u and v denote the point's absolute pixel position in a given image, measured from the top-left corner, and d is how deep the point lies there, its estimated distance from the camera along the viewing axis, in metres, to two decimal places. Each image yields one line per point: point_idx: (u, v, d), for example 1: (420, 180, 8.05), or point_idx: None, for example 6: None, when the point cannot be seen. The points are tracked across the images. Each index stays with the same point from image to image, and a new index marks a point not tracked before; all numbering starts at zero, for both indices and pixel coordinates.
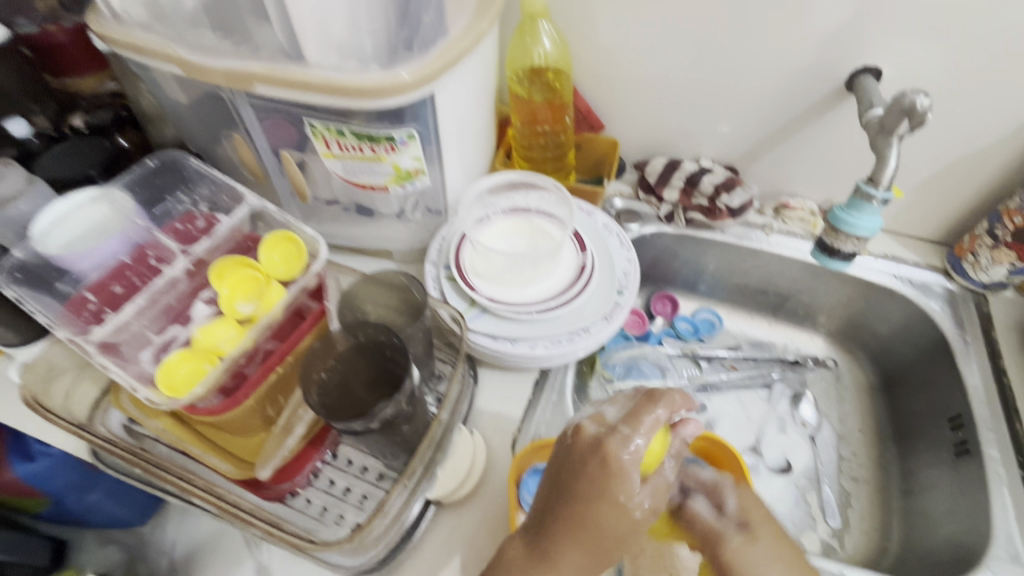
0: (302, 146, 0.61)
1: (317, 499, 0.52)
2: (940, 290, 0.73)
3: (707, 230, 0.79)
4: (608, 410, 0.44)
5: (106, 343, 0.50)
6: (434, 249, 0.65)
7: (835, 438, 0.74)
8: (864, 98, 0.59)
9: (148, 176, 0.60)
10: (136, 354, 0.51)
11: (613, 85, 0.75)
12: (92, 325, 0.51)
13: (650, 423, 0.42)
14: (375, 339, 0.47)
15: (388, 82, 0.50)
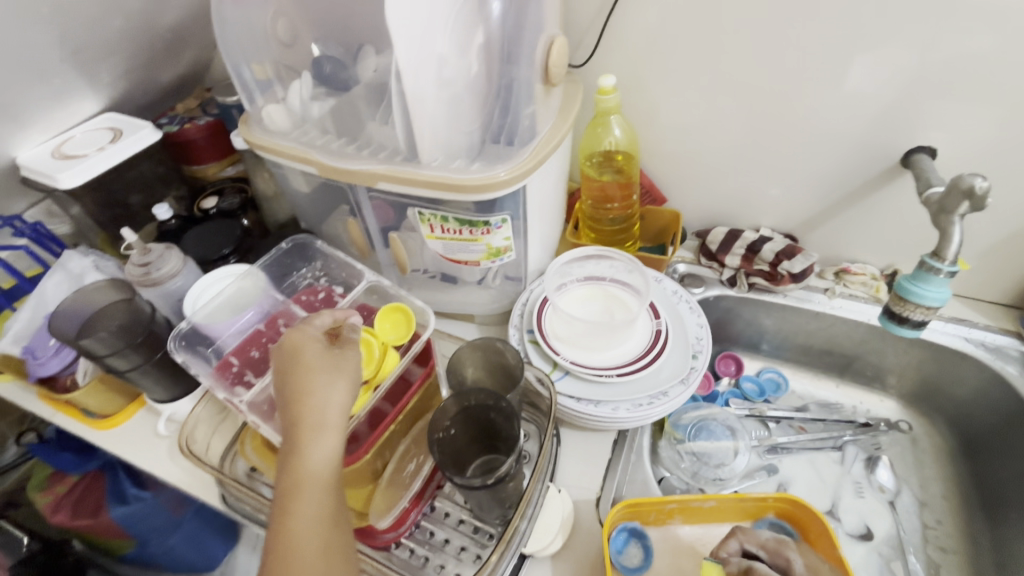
0: (398, 225, 0.70)
1: (419, 548, 0.58)
2: (1016, 354, 0.73)
3: (769, 293, 0.83)
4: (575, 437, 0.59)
5: (253, 403, 0.57)
6: (516, 313, 0.72)
7: (916, 505, 0.74)
8: (922, 176, 0.63)
9: (280, 256, 0.71)
10: (276, 413, 0.58)
11: (676, 164, 0.82)
12: (237, 387, 0.58)
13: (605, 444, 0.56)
14: (482, 403, 0.53)
15: (488, 180, 0.58)
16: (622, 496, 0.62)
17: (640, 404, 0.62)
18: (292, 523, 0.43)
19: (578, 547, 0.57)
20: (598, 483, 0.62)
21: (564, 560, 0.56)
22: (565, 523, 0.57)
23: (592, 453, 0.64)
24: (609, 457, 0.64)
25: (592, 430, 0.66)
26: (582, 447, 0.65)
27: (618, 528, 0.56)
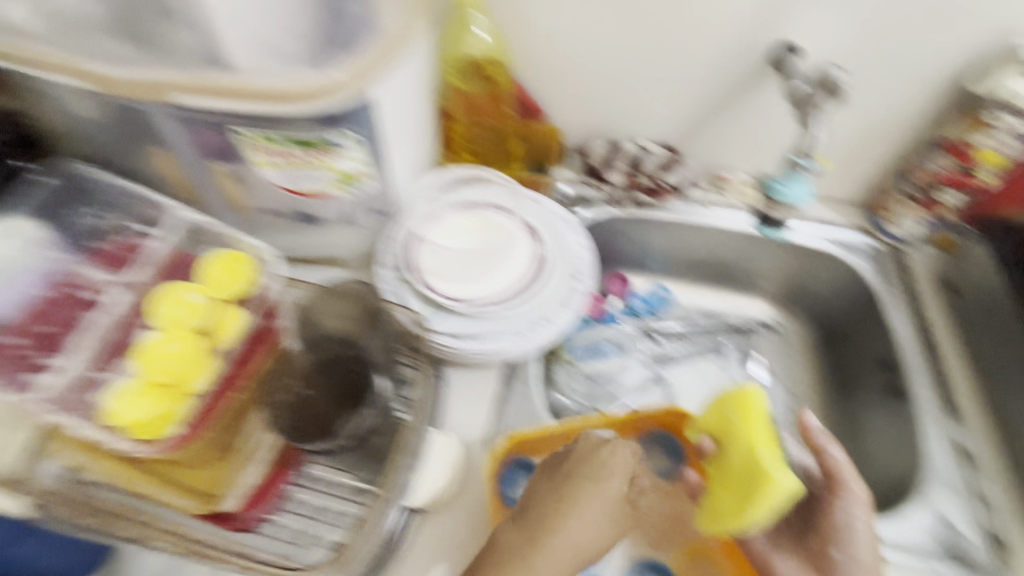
0: (232, 156, 0.57)
1: (291, 522, 0.51)
2: (864, 248, 0.78)
3: (652, 209, 0.81)
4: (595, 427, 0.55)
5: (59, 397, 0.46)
6: (385, 252, 0.62)
7: (786, 394, 0.79)
8: (790, 75, 0.62)
9: (59, 203, 0.57)
10: (89, 399, 0.46)
11: (551, 73, 0.74)
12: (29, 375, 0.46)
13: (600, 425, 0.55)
14: (333, 355, 0.48)
15: (321, 84, 0.48)
16: (512, 430, 0.59)
17: (523, 331, 0.59)
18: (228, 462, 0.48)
19: (470, 492, 0.54)
20: (487, 420, 0.59)
21: (454, 504, 0.53)
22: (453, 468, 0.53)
23: (479, 389, 0.61)
24: (497, 391, 0.61)
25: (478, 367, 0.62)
26: (469, 385, 0.61)
27: (507, 465, 0.54)
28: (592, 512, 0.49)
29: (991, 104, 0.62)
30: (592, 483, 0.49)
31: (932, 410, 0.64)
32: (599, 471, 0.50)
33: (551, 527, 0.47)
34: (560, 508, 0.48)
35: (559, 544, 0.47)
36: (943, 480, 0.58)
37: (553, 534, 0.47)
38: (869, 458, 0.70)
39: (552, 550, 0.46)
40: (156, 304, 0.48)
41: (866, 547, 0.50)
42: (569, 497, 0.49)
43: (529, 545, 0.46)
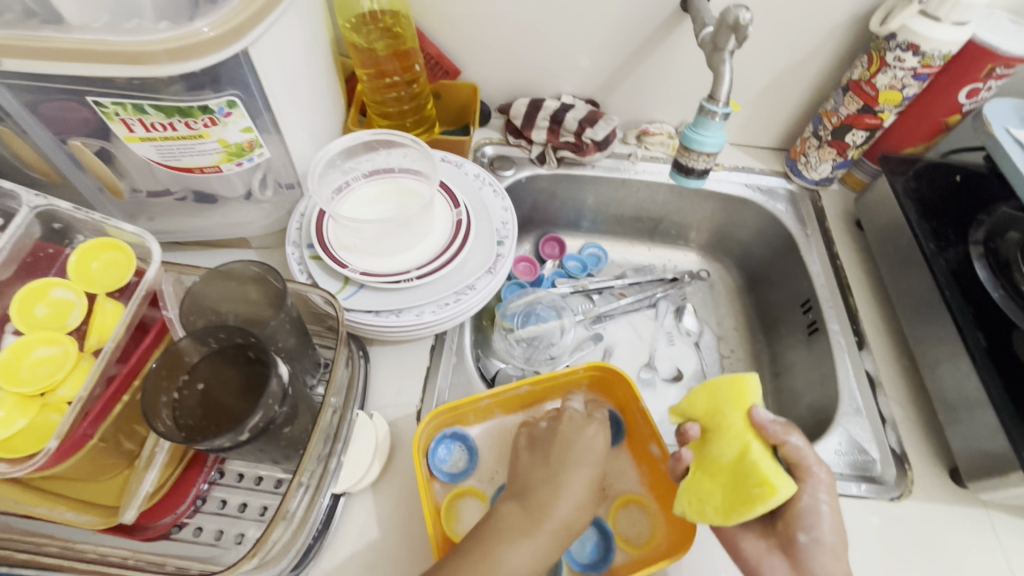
0: (106, 134, 0.50)
1: (209, 523, 0.48)
2: (784, 192, 0.80)
3: (578, 166, 0.80)
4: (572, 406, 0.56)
5: None
6: (293, 228, 0.59)
7: (715, 339, 0.82)
8: (697, 18, 0.61)
9: None
10: None
11: (459, 27, 0.72)
12: None
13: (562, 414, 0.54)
14: (232, 343, 0.42)
15: (176, 40, 0.42)
16: (444, 402, 0.58)
17: (447, 303, 0.56)
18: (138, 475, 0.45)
19: (401, 471, 0.53)
20: (418, 395, 0.57)
21: (387, 483, 0.52)
22: (381, 448, 0.52)
23: (409, 364, 0.59)
24: (428, 364, 0.59)
25: (406, 341, 0.60)
26: (397, 360, 0.59)
27: (436, 440, 0.53)
28: (575, 479, 0.48)
29: (893, 43, 0.60)
30: (569, 455, 0.50)
31: (842, 343, 0.66)
32: (575, 443, 0.51)
33: (546, 501, 0.47)
34: (552, 481, 0.48)
35: (558, 517, 0.46)
36: (851, 406, 0.61)
37: (558, 502, 0.47)
38: (789, 393, 0.73)
39: (555, 516, 0.46)
40: (21, 310, 0.43)
41: (830, 528, 0.44)
42: (558, 473, 0.49)
43: (528, 520, 0.45)
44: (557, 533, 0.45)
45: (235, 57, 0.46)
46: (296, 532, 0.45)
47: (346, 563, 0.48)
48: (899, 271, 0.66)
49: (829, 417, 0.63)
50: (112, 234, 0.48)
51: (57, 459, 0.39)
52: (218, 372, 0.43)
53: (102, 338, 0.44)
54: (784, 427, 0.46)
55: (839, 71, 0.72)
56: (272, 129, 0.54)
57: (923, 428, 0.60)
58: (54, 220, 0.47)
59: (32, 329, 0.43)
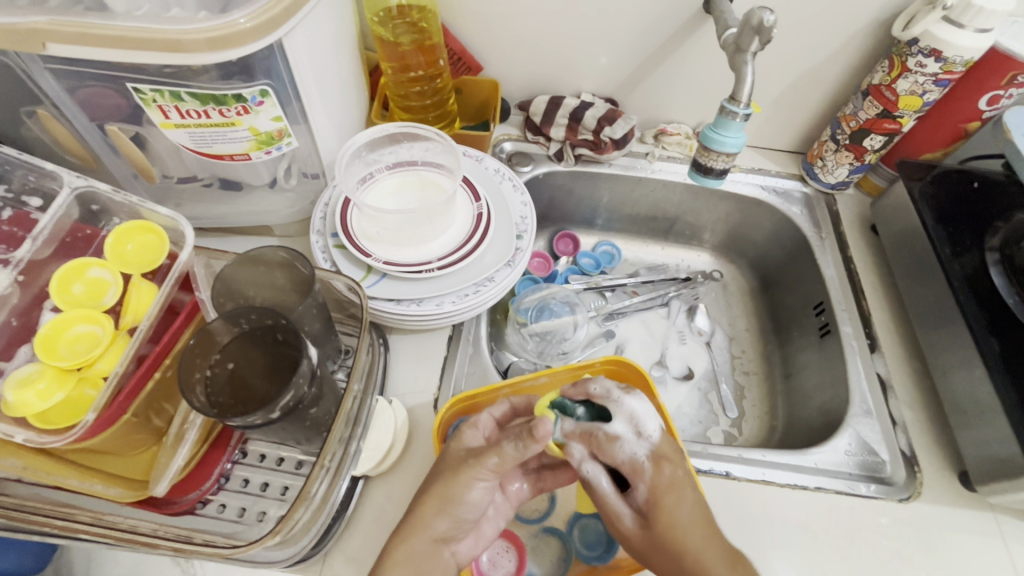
0: (139, 119, 0.51)
1: (232, 501, 0.49)
2: (799, 195, 0.80)
3: (595, 164, 0.80)
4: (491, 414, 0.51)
5: None
6: (317, 217, 0.61)
7: (727, 340, 0.83)
8: (720, 20, 0.61)
9: None
10: None
11: (483, 24, 0.73)
12: None
13: (484, 421, 0.50)
14: (261, 324, 0.44)
15: (215, 29, 0.43)
16: (460, 391, 0.59)
17: (466, 294, 0.57)
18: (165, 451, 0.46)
19: (417, 457, 0.54)
20: (435, 383, 0.58)
21: (403, 468, 0.53)
22: (398, 435, 0.53)
23: (426, 354, 0.60)
24: (445, 354, 0.60)
25: (424, 330, 0.61)
26: (415, 349, 0.60)
27: (453, 427, 0.54)
28: (466, 452, 0.47)
29: (914, 48, 0.60)
30: (466, 452, 0.46)
31: (854, 346, 0.67)
32: (506, 452, 0.44)
33: (442, 502, 0.44)
34: (449, 475, 0.45)
35: (432, 527, 0.43)
36: (861, 408, 0.62)
37: (450, 504, 0.44)
38: (799, 394, 0.73)
39: (447, 511, 0.44)
40: (59, 287, 0.45)
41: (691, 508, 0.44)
42: (449, 459, 0.47)
43: (413, 516, 0.44)
44: (435, 533, 0.43)
45: (269, 47, 0.47)
46: (317, 511, 0.46)
47: (363, 544, 0.50)
48: (913, 277, 0.67)
49: (839, 418, 0.63)
50: (147, 217, 0.49)
51: (92, 433, 0.41)
52: (245, 354, 0.44)
53: (137, 317, 0.45)
54: (632, 467, 0.45)
55: (859, 75, 0.72)
56: (300, 119, 0.55)
57: (932, 431, 0.60)
58: (93, 201, 0.49)
59: (68, 306, 0.44)
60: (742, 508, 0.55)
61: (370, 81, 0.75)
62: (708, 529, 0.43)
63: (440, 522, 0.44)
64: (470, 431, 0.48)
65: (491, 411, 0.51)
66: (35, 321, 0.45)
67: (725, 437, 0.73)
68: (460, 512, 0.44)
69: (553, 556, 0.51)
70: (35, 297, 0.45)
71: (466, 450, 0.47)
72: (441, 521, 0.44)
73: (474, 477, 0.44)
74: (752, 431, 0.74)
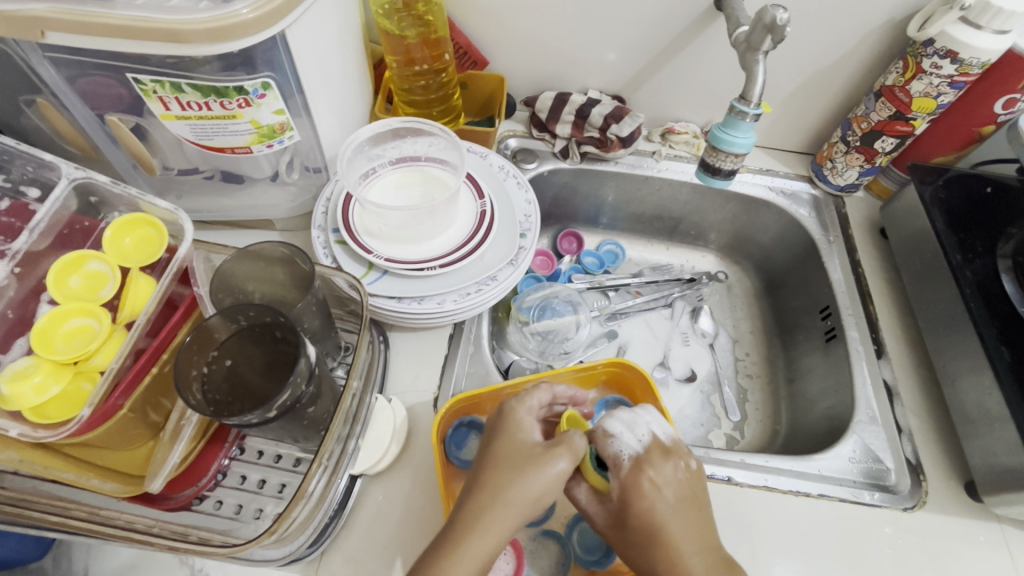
0: (139, 110, 0.50)
1: (229, 497, 0.49)
2: (807, 197, 0.79)
3: (601, 162, 0.79)
4: (540, 402, 0.48)
5: None
6: (319, 212, 0.60)
7: (731, 342, 0.82)
8: (732, 18, 0.60)
9: None
10: None
11: (489, 18, 0.72)
12: None
13: (534, 410, 0.47)
14: (260, 321, 0.43)
15: (218, 19, 0.42)
16: (460, 391, 0.58)
17: (468, 293, 0.56)
18: (160, 446, 0.46)
19: (416, 457, 0.53)
20: (435, 382, 0.58)
21: (401, 468, 0.53)
22: (398, 434, 0.53)
23: (427, 352, 0.60)
24: (445, 352, 0.60)
25: (425, 328, 0.61)
26: (416, 348, 0.60)
27: (453, 427, 0.53)
28: (534, 445, 0.43)
29: (930, 49, 0.59)
30: (535, 446, 0.43)
31: (860, 351, 0.66)
32: (577, 443, 0.43)
33: (510, 496, 0.40)
34: (520, 469, 0.41)
35: (508, 526, 0.39)
36: (866, 414, 0.61)
37: (520, 495, 0.40)
38: (802, 398, 0.73)
39: (521, 505, 0.40)
40: (56, 279, 0.44)
41: (681, 525, 0.41)
42: (512, 450, 0.43)
43: (479, 515, 0.39)
44: (507, 531, 0.39)
45: (271, 38, 0.47)
46: (314, 510, 0.45)
47: (361, 544, 0.49)
48: (923, 282, 0.66)
49: (844, 424, 0.62)
50: (146, 210, 0.49)
51: (88, 428, 0.40)
52: (243, 350, 0.44)
53: (134, 311, 0.44)
54: (614, 460, 0.44)
55: (872, 76, 0.71)
56: (303, 112, 0.54)
57: (938, 440, 0.59)
58: (91, 193, 0.48)
59: (64, 301, 0.44)
60: (743, 514, 0.54)
61: (374, 74, 0.74)
62: (687, 524, 0.42)
63: (514, 512, 0.40)
64: (527, 421, 0.46)
65: (542, 398, 0.49)
66: (31, 314, 0.44)
67: (727, 441, 0.72)
68: (536, 503, 0.40)
69: (552, 560, 0.51)
70: (32, 289, 0.45)
71: (532, 446, 0.43)
72: (516, 518, 0.40)
73: (553, 470, 0.41)
74: (754, 435, 0.73)
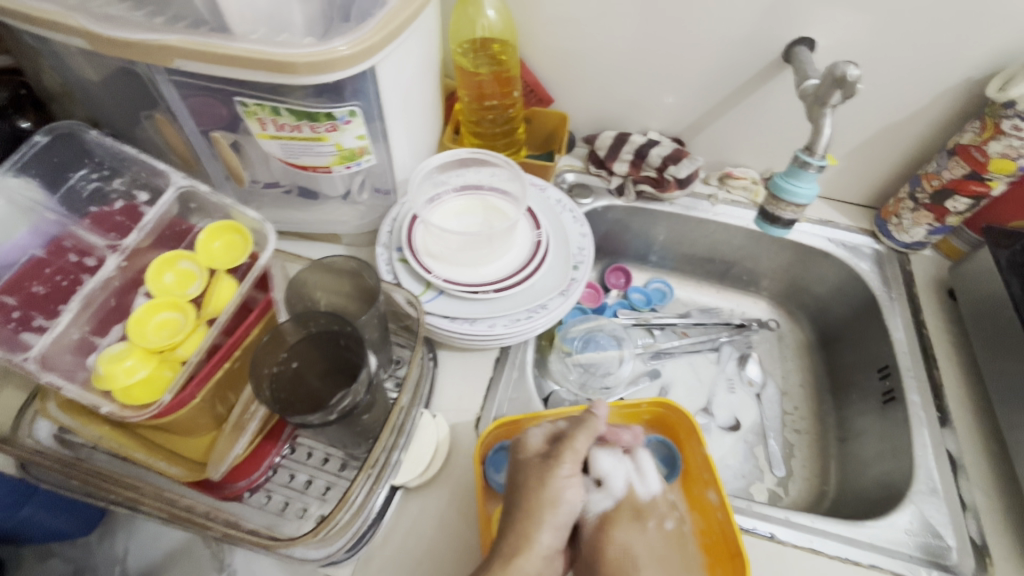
0: (235, 127, 0.56)
1: (277, 493, 0.51)
2: (869, 251, 0.77)
3: (656, 202, 0.80)
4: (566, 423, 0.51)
5: (48, 358, 0.44)
6: (384, 231, 0.64)
7: (779, 394, 0.79)
8: (800, 70, 0.61)
9: (41, 154, 0.51)
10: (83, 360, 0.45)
11: (558, 59, 0.75)
12: (25, 337, 0.44)
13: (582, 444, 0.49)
14: (328, 329, 0.45)
15: (320, 55, 0.47)
16: (502, 415, 0.59)
17: (518, 319, 0.58)
18: (221, 436, 0.49)
19: (454, 475, 0.54)
20: (479, 403, 0.59)
21: (440, 485, 0.54)
22: (439, 449, 0.54)
23: (472, 373, 0.61)
24: (490, 375, 0.61)
25: (472, 350, 0.62)
26: (461, 368, 0.61)
27: (494, 449, 0.54)
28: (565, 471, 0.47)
29: (1011, 111, 0.57)
30: (560, 469, 0.47)
31: (921, 417, 0.62)
32: (578, 444, 0.49)
33: (546, 510, 0.45)
34: (541, 489, 0.46)
35: (541, 543, 0.44)
36: (927, 485, 0.58)
37: (554, 512, 0.46)
38: (855, 460, 0.69)
39: (556, 526, 0.45)
40: (154, 274, 0.49)
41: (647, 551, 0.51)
42: (553, 484, 0.46)
43: (520, 543, 0.43)
44: (544, 548, 0.44)
45: (362, 72, 0.51)
46: (354, 517, 0.47)
47: (396, 554, 0.50)
48: (994, 350, 0.62)
49: (900, 493, 0.59)
50: (236, 217, 0.53)
51: (167, 412, 0.44)
52: (307, 355, 0.46)
53: (217, 309, 0.48)
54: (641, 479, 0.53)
55: (946, 133, 0.69)
56: (381, 138, 0.59)
57: (1006, 523, 0.55)
58: (192, 200, 0.53)
59: (157, 294, 0.48)
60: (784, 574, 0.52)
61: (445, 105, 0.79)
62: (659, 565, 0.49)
63: (546, 536, 0.45)
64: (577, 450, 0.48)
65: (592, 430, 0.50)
66: (128, 303, 0.49)
67: (770, 496, 0.70)
68: (560, 519, 0.46)
69: None
70: (131, 280, 0.50)
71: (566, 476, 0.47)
72: (548, 536, 0.45)
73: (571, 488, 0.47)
74: (799, 493, 0.70)
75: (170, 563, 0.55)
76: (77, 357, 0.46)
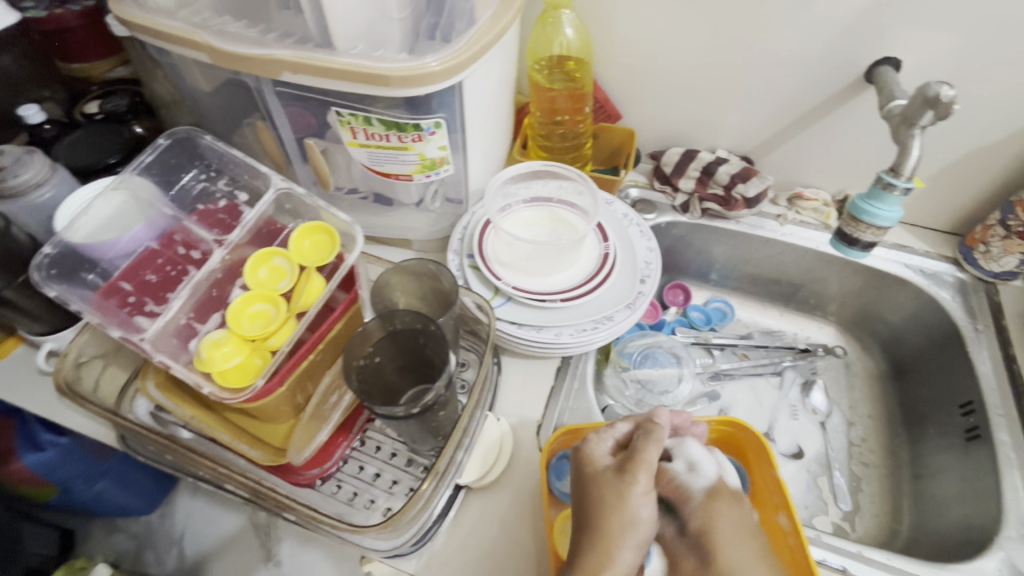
0: (322, 133, 0.60)
1: (347, 484, 0.53)
2: (951, 279, 0.73)
3: (721, 220, 0.80)
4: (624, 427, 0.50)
5: (157, 340, 0.48)
6: (455, 238, 0.66)
7: (845, 424, 0.76)
8: (886, 90, 0.60)
9: (161, 155, 0.57)
10: (187, 345, 0.49)
11: (629, 77, 0.76)
12: (139, 320, 0.49)
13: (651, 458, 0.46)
14: (411, 327, 0.47)
15: (416, 70, 0.50)
16: (562, 423, 0.59)
17: (584, 329, 0.59)
18: (298, 425, 0.52)
19: (515, 480, 0.55)
20: (540, 409, 0.60)
21: (500, 489, 0.54)
22: (502, 452, 0.55)
23: (533, 380, 0.62)
24: (551, 383, 0.62)
25: (534, 357, 0.63)
26: (523, 375, 0.62)
27: (557, 456, 0.54)
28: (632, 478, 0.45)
29: None
30: (626, 475, 0.45)
31: (1011, 458, 0.58)
32: (648, 456, 0.46)
33: (622, 529, 0.42)
34: (610, 499, 0.44)
35: (621, 561, 0.41)
36: (1016, 531, 0.54)
37: (633, 532, 0.42)
38: (931, 500, 0.65)
39: (632, 536, 0.42)
40: (251, 268, 0.53)
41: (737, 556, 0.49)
42: (626, 503, 0.43)
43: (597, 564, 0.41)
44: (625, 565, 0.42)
45: (450, 87, 0.54)
46: (421, 510, 0.48)
47: (457, 553, 0.51)
48: None
49: (985, 538, 0.55)
50: (326, 219, 0.56)
51: (260, 397, 0.48)
52: (389, 351, 0.48)
53: (306, 303, 0.51)
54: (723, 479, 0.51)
55: None
56: (460, 149, 0.61)
57: None
58: (287, 202, 0.57)
59: (252, 287, 0.52)
60: None
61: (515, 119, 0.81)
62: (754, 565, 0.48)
63: (627, 554, 0.42)
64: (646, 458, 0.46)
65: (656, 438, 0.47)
66: (225, 295, 0.53)
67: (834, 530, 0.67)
68: (641, 534, 0.43)
69: None
70: (229, 272, 0.54)
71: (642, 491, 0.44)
72: (631, 553, 0.42)
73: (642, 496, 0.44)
74: (867, 530, 0.67)
75: (239, 544, 0.58)
76: (181, 341, 0.49)
